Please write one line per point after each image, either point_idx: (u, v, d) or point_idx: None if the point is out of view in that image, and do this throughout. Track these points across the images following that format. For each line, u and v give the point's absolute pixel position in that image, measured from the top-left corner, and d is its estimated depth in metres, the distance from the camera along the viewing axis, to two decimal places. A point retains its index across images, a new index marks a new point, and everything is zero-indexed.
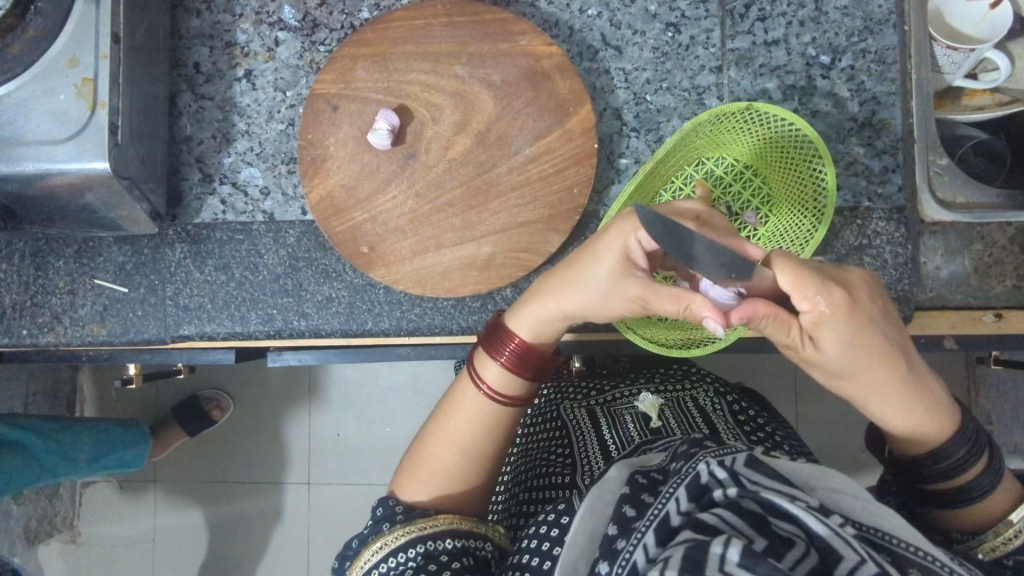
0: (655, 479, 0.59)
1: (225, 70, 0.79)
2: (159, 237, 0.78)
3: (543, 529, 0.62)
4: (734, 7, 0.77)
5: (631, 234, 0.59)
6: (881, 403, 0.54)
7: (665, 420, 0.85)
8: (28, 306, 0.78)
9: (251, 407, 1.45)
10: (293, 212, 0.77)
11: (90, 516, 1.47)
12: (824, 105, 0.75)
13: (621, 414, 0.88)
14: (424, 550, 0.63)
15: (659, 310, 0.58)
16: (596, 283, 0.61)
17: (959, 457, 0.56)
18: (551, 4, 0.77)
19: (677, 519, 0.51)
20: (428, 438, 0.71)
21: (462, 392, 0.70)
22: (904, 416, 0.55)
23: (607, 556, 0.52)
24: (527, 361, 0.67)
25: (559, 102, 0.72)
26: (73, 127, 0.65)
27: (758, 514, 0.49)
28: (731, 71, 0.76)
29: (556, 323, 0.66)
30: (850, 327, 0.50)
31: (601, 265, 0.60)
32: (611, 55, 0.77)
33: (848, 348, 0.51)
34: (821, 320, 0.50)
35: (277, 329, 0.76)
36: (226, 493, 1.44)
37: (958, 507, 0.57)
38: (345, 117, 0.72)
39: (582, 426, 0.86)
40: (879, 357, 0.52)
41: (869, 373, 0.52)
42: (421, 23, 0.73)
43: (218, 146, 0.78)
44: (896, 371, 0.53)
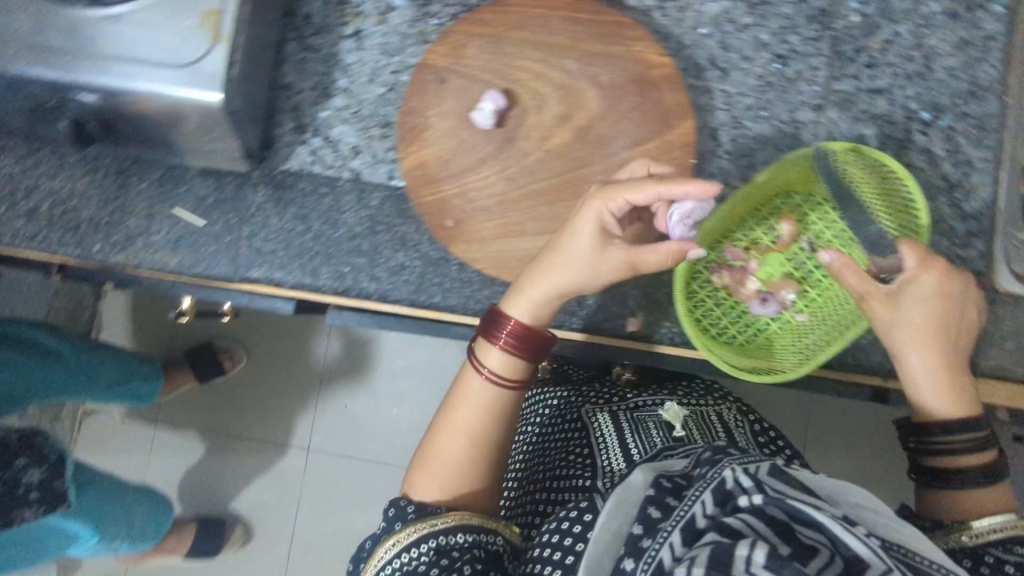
0: (680, 483, 0.57)
1: (335, 26, 0.79)
2: (245, 177, 0.78)
3: (565, 524, 0.62)
4: (845, 50, 0.78)
5: (602, 206, 0.64)
6: (923, 357, 0.66)
7: (688, 431, 0.86)
8: (103, 223, 0.79)
9: (263, 364, 1.44)
10: (379, 175, 0.78)
11: (94, 443, 1.47)
12: (918, 160, 0.76)
13: (644, 420, 0.87)
14: (436, 545, 0.64)
15: (645, 265, 0.65)
16: (580, 257, 0.66)
17: (962, 442, 0.65)
18: (666, 17, 0.78)
19: (703, 522, 0.51)
20: (439, 429, 0.72)
21: (466, 381, 0.71)
22: (938, 380, 0.67)
23: (633, 552, 0.52)
24: (525, 342, 0.68)
25: (663, 113, 0.72)
26: (192, 55, 0.65)
27: (783, 522, 0.49)
28: (831, 111, 0.77)
29: (549, 301, 0.68)
30: (935, 286, 0.66)
31: (580, 242, 0.65)
32: (717, 75, 0.78)
33: (921, 302, 0.66)
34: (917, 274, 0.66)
35: (346, 287, 0.78)
36: (227, 442, 1.44)
37: (953, 490, 0.66)
38: (451, 91, 0.73)
39: (604, 429, 0.85)
40: (941, 323, 0.66)
41: (921, 323, 0.66)
42: (539, 13, 0.74)
43: (316, 98, 0.78)
44: (944, 344, 0.67)
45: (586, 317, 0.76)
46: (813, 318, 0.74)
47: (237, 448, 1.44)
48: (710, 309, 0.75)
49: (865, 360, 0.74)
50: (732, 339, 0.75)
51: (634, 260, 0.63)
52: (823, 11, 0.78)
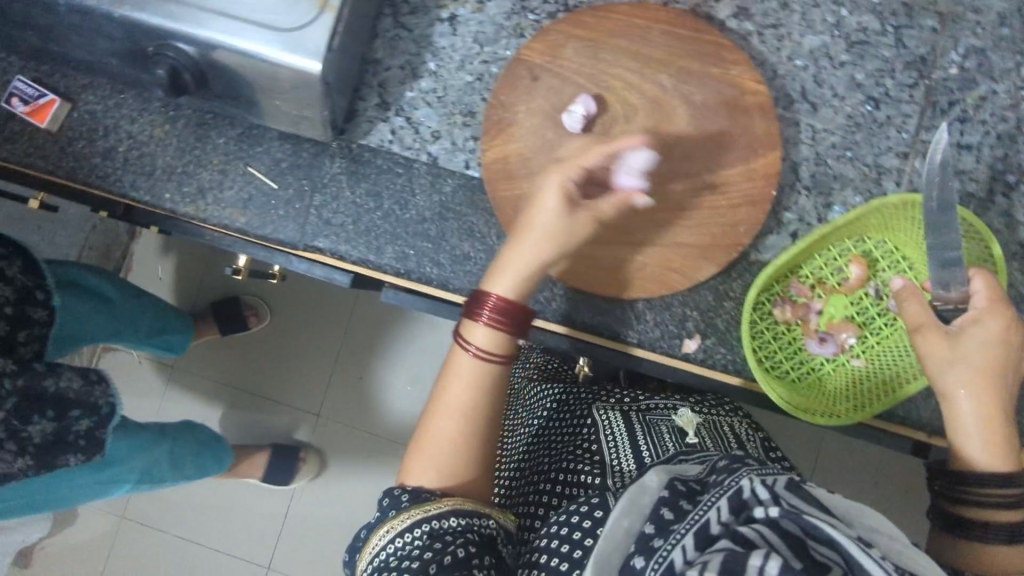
0: (694, 488, 0.56)
1: (432, 8, 0.78)
2: (323, 146, 0.79)
3: (575, 518, 0.60)
4: (938, 101, 0.77)
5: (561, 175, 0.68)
6: (974, 397, 0.65)
7: (701, 439, 0.85)
8: (177, 172, 0.79)
9: (286, 324, 1.44)
10: (457, 163, 0.78)
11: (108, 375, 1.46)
12: (996, 222, 0.76)
13: (657, 423, 0.87)
14: (430, 529, 0.64)
15: (604, 212, 0.68)
16: (544, 227, 0.68)
17: (994, 495, 0.64)
18: (764, 43, 0.78)
19: (716, 527, 0.50)
20: (432, 409, 0.70)
21: (453, 361, 0.70)
22: (990, 426, 0.65)
23: (644, 551, 0.51)
24: (508, 314, 0.68)
25: (751, 140, 0.72)
26: (298, 20, 0.65)
27: (797, 536, 0.48)
28: (916, 161, 0.77)
29: (529, 272, 0.69)
30: (997, 330, 0.65)
31: (545, 208, 0.68)
32: (806, 109, 0.77)
33: (980, 344, 0.65)
34: (979, 317, 0.66)
35: (408, 269, 0.78)
36: (236, 395, 1.45)
37: (976, 542, 0.64)
38: (543, 89, 0.73)
39: (613, 426, 0.83)
40: (997, 370, 0.65)
41: (977, 364, 0.65)
42: (641, 24, 0.73)
43: (403, 77, 0.78)
44: (997, 392, 0.65)
45: (642, 332, 0.76)
46: (869, 365, 0.74)
47: (247, 404, 1.45)
48: (767, 343, 0.75)
49: (914, 413, 0.74)
50: (784, 374, 0.75)
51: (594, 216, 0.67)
52: (923, 59, 0.77)
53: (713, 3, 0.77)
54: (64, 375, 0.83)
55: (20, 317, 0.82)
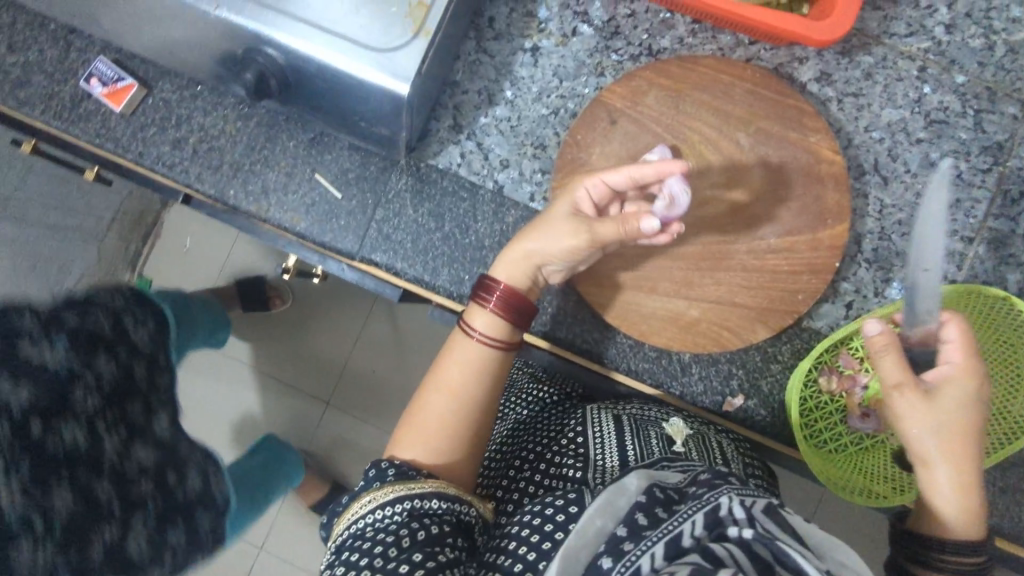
0: (672, 497, 0.56)
1: (516, 36, 0.79)
2: (391, 161, 0.79)
3: (549, 511, 0.59)
4: (1010, 190, 0.77)
5: (577, 188, 0.69)
6: (949, 453, 0.62)
7: (688, 449, 0.71)
8: (244, 170, 0.79)
9: (308, 308, 1.42)
10: (522, 194, 0.78)
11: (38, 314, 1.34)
12: None
13: (645, 425, 0.74)
14: (411, 507, 0.62)
15: (605, 237, 0.66)
16: (561, 219, 0.68)
17: (958, 559, 0.61)
18: (841, 111, 0.78)
19: (688, 540, 0.50)
20: (426, 386, 0.72)
21: (454, 342, 0.72)
22: (964, 485, 0.61)
23: (611, 553, 0.52)
24: (511, 303, 0.70)
25: (821, 209, 0.72)
26: (392, 42, 0.65)
27: (766, 560, 0.47)
28: (981, 246, 0.76)
29: (527, 263, 0.69)
30: (965, 383, 0.62)
31: (557, 215, 0.69)
32: (876, 182, 0.77)
33: (959, 399, 0.62)
34: (952, 373, 0.63)
35: (460, 294, 0.78)
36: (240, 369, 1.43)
37: None
38: (621, 134, 0.73)
39: (601, 423, 0.73)
40: (970, 429, 0.62)
41: (954, 420, 0.62)
42: (725, 79, 0.73)
43: (480, 102, 0.79)
44: (971, 452, 0.62)
45: (685, 384, 0.76)
46: None
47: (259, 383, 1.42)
48: (816, 410, 0.75)
49: None
50: (823, 444, 0.76)
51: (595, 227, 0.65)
52: (1000, 145, 0.77)
53: (796, 65, 0.78)
54: (189, 483, 0.89)
55: (155, 383, 0.88)
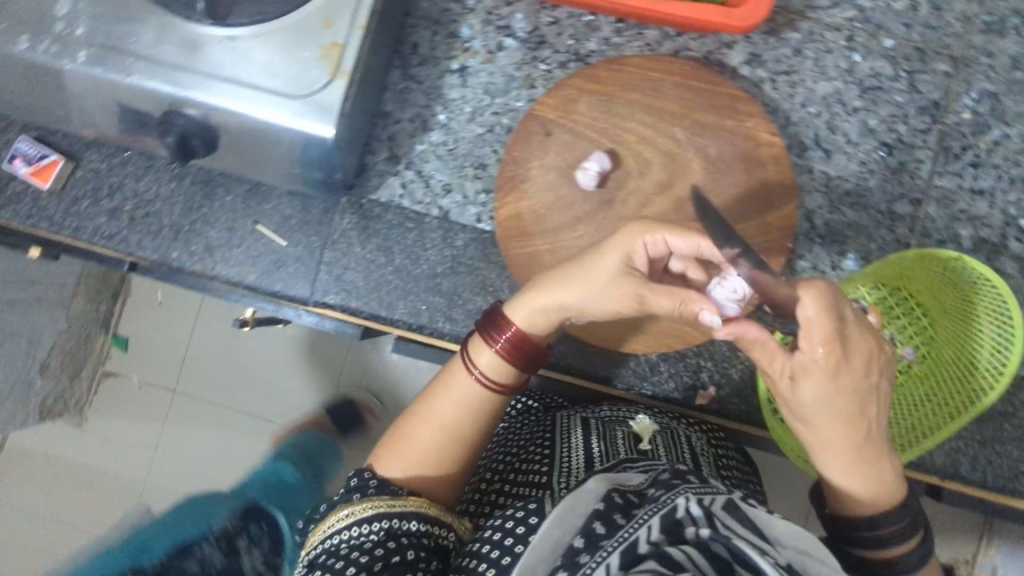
0: (632, 501, 0.55)
1: (442, 59, 0.78)
2: (332, 202, 0.78)
3: (509, 524, 0.59)
4: (952, 146, 0.77)
5: (637, 239, 0.62)
6: (835, 456, 0.60)
7: (654, 445, 0.71)
8: (184, 231, 0.78)
9: None
10: (469, 216, 0.78)
11: (75, 449, 1.23)
12: (1010, 267, 0.76)
13: (612, 427, 0.74)
14: (389, 526, 0.62)
15: (657, 307, 0.60)
16: (603, 274, 0.63)
17: (889, 532, 0.60)
18: (775, 90, 0.78)
19: (646, 547, 0.50)
20: (414, 414, 0.70)
21: (453, 375, 0.69)
22: (861, 481, 0.60)
23: (568, 566, 0.51)
24: (520, 349, 0.67)
25: (765, 193, 0.72)
26: (309, 87, 0.64)
27: (725, 560, 0.48)
28: (930, 206, 0.76)
29: (551, 315, 0.66)
30: (823, 384, 0.56)
31: (603, 262, 0.63)
32: (819, 156, 0.77)
33: (822, 399, 0.57)
34: (812, 366, 0.56)
35: (420, 324, 0.77)
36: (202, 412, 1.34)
37: None
38: (557, 145, 0.72)
39: (567, 429, 0.74)
40: (848, 410, 0.57)
41: (827, 425, 0.58)
42: (654, 76, 0.73)
43: (414, 130, 0.78)
44: (859, 432, 0.58)
45: (657, 384, 0.78)
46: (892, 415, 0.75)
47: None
48: None
49: (928, 463, 0.74)
50: None
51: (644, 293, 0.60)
52: (936, 104, 0.77)
53: (725, 50, 0.78)
54: None
55: None
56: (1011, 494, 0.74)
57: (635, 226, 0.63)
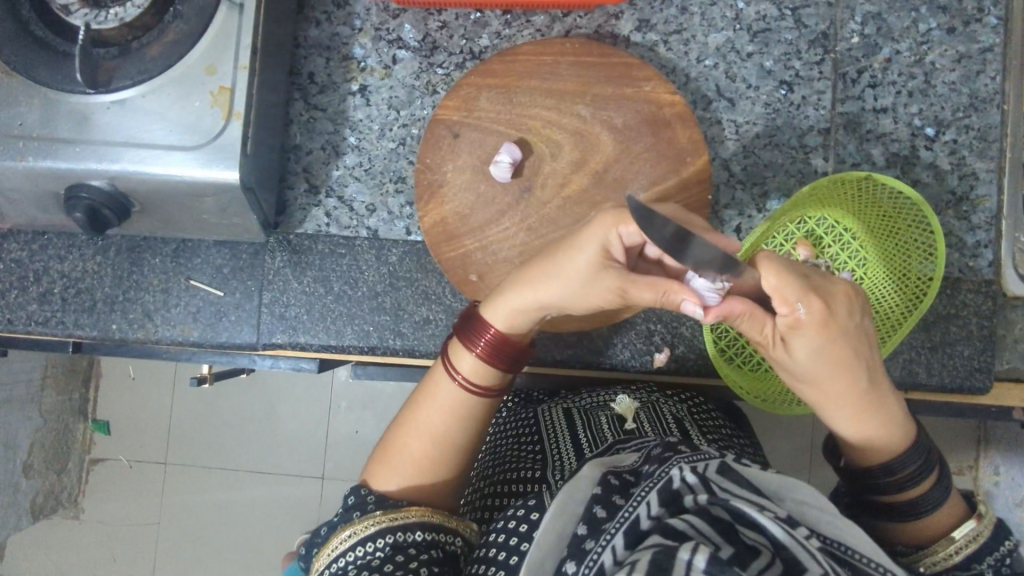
0: (628, 480, 0.55)
1: (341, 83, 0.79)
2: (261, 244, 0.78)
3: (512, 523, 0.58)
4: (847, 72, 0.79)
5: (611, 229, 0.60)
6: (839, 409, 0.60)
7: (639, 422, 0.79)
8: (119, 301, 0.78)
9: (263, 401, 1.35)
10: (397, 231, 0.78)
11: (110, 504, 1.38)
12: (925, 176, 0.78)
13: (595, 414, 0.82)
14: (395, 540, 0.62)
15: (639, 300, 0.59)
16: (578, 267, 0.61)
17: (908, 474, 0.60)
18: (669, 51, 0.79)
19: (647, 523, 0.49)
20: (403, 428, 0.70)
21: (435, 382, 0.69)
22: (868, 428, 0.60)
23: (575, 556, 0.49)
24: (501, 351, 0.67)
25: (677, 151, 0.73)
26: (206, 135, 0.64)
27: (727, 522, 0.48)
28: (838, 133, 0.78)
29: (531, 311, 0.65)
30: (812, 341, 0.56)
31: (579, 256, 0.61)
32: (724, 106, 0.79)
33: (814, 355, 0.56)
34: (796, 325, 0.55)
35: (371, 346, 0.77)
36: (192, 471, 1.36)
37: (909, 521, 0.61)
38: (466, 145, 0.73)
39: (557, 428, 0.80)
40: (844, 361, 0.57)
41: (827, 379, 0.58)
42: (547, 60, 0.74)
43: (327, 158, 0.78)
44: (857, 381, 0.58)
45: (613, 357, 0.78)
46: None
47: (212, 479, 1.36)
48: (733, 337, 0.77)
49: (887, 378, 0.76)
50: (754, 367, 0.76)
51: (626, 286, 0.58)
52: (824, 35, 0.79)
53: (614, 21, 0.79)
54: None
55: None
56: (969, 393, 0.76)
57: (608, 216, 0.61)
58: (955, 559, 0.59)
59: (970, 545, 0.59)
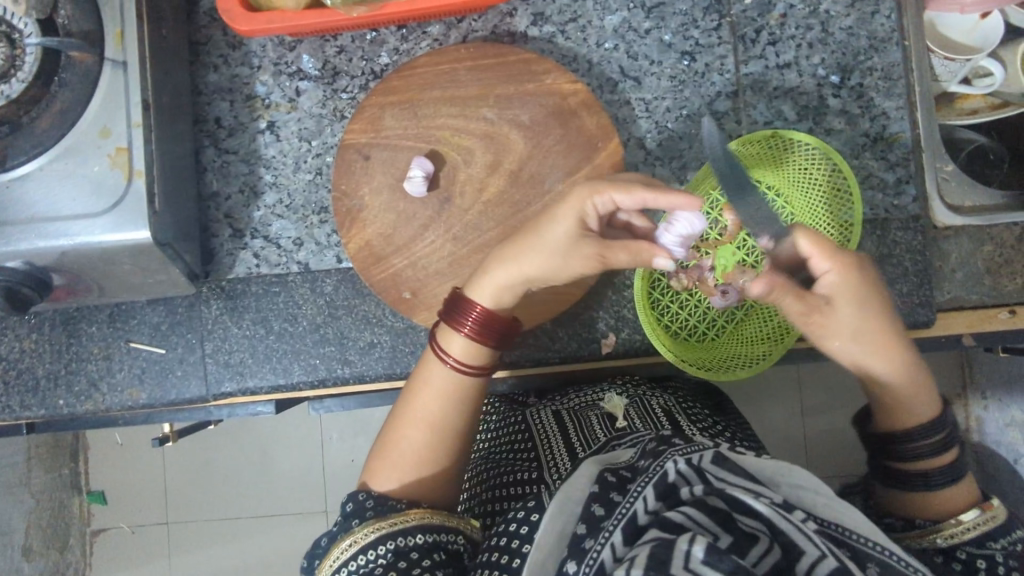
0: (624, 477, 0.55)
1: (248, 123, 0.79)
2: (194, 296, 0.78)
3: (512, 527, 0.57)
4: (745, 33, 0.79)
5: (587, 199, 0.62)
6: (880, 370, 0.63)
7: (631, 420, 0.79)
8: (62, 375, 0.77)
9: (247, 446, 1.35)
10: (328, 261, 0.78)
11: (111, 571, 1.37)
12: (837, 123, 0.79)
13: (586, 415, 0.82)
14: (394, 547, 0.58)
15: (616, 263, 0.62)
16: (554, 242, 0.63)
17: (930, 445, 0.62)
18: (568, 40, 0.79)
19: (644, 518, 0.49)
20: (399, 421, 0.67)
21: (426, 370, 0.67)
22: (907, 385, 0.63)
23: (574, 555, 0.49)
24: (488, 326, 0.66)
25: (588, 138, 0.73)
26: (110, 197, 0.64)
27: (724, 511, 0.48)
28: (746, 95, 0.79)
29: (516, 287, 0.65)
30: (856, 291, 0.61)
31: (556, 227, 0.63)
32: (631, 86, 0.79)
33: (854, 308, 0.61)
34: (832, 279, 0.60)
35: (321, 378, 0.77)
36: (188, 527, 1.35)
37: (923, 493, 0.62)
38: (379, 165, 0.73)
39: (549, 430, 0.80)
40: (881, 316, 0.61)
41: (869, 332, 0.61)
42: (445, 68, 0.74)
43: (247, 200, 0.78)
44: (893, 339, 0.62)
45: (562, 350, 0.78)
46: None
47: (209, 532, 1.35)
48: (677, 313, 0.78)
49: None
50: (703, 336, 0.77)
51: (606, 252, 0.61)
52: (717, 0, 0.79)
53: (508, 20, 0.79)
54: None
55: None
56: (914, 328, 0.77)
57: (580, 187, 0.63)
58: (971, 534, 0.60)
59: (978, 528, 0.60)
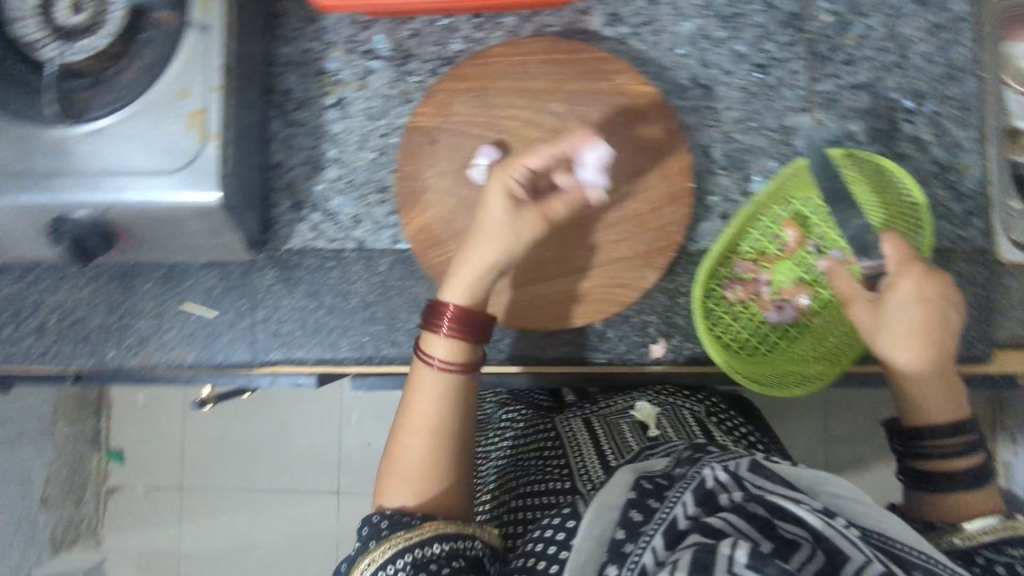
0: (661, 484, 0.54)
1: (316, 98, 0.79)
2: (250, 262, 0.79)
3: (549, 532, 0.57)
4: (821, 50, 0.78)
5: (506, 171, 0.67)
6: (917, 375, 0.65)
7: (663, 429, 0.79)
8: (114, 328, 0.79)
9: (271, 419, 1.36)
10: (383, 240, 0.78)
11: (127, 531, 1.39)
12: (908, 149, 0.78)
13: (617, 423, 0.82)
14: (412, 559, 0.57)
15: (557, 216, 0.68)
16: (495, 226, 0.66)
17: (953, 444, 0.64)
18: (641, 42, 0.79)
19: (684, 523, 0.48)
20: (397, 437, 0.65)
21: (414, 384, 0.66)
22: (934, 391, 0.65)
23: (616, 559, 0.48)
24: (466, 321, 0.66)
25: (656, 141, 0.73)
26: (182, 157, 0.65)
27: (764, 518, 0.47)
28: (817, 112, 0.78)
29: (484, 279, 0.66)
30: (918, 290, 0.65)
31: (494, 211, 0.66)
32: (700, 93, 0.79)
33: (905, 311, 0.65)
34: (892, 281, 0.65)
35: (367, 356, 0.77)
36: (206, 493, 1.37)
37: (945, 491, 0.63)
38: (445, 150, 0.74)
39: (579, 437, 0.80)
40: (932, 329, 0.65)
41: (914, 340, 0.65)
42: (518, 60, 0.74)
43: (309, 173, 0.79)
44: (938, 354, 0.65)
45: (609, 351, 0.78)
46: (829, 318, 0.76)
47: (226, 501, 1.36)
48: (727, 324, 0.76)
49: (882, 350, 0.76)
50: (753, 351, 0.76)
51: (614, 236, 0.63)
52: (795, 15, 0.79)
53: (584, 17, 0.79)
54: None
55: None
56: (970, 362, 0.76)
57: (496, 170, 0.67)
58: (989, 538, 0.59)
59: (998, 532, 0.59)
